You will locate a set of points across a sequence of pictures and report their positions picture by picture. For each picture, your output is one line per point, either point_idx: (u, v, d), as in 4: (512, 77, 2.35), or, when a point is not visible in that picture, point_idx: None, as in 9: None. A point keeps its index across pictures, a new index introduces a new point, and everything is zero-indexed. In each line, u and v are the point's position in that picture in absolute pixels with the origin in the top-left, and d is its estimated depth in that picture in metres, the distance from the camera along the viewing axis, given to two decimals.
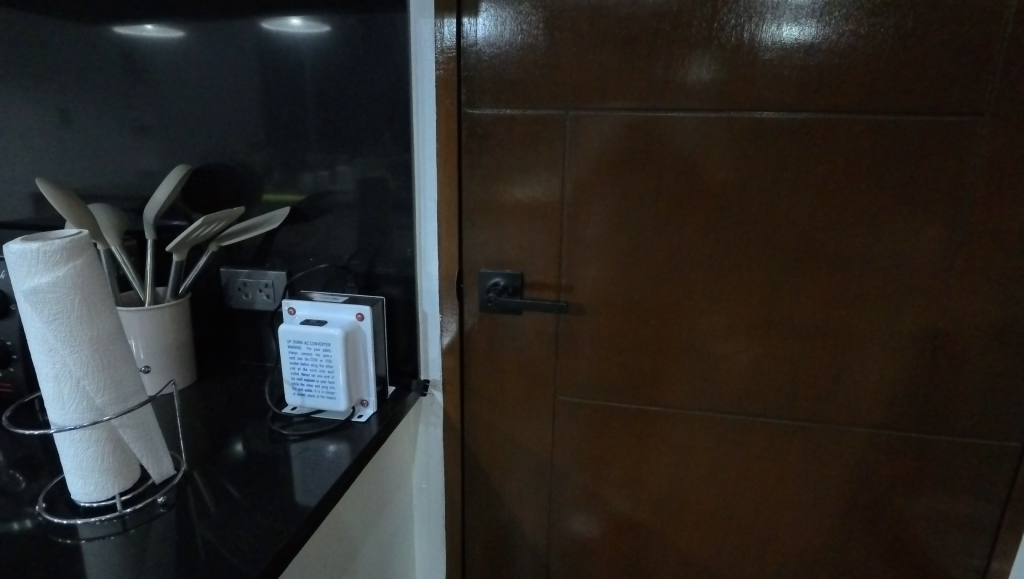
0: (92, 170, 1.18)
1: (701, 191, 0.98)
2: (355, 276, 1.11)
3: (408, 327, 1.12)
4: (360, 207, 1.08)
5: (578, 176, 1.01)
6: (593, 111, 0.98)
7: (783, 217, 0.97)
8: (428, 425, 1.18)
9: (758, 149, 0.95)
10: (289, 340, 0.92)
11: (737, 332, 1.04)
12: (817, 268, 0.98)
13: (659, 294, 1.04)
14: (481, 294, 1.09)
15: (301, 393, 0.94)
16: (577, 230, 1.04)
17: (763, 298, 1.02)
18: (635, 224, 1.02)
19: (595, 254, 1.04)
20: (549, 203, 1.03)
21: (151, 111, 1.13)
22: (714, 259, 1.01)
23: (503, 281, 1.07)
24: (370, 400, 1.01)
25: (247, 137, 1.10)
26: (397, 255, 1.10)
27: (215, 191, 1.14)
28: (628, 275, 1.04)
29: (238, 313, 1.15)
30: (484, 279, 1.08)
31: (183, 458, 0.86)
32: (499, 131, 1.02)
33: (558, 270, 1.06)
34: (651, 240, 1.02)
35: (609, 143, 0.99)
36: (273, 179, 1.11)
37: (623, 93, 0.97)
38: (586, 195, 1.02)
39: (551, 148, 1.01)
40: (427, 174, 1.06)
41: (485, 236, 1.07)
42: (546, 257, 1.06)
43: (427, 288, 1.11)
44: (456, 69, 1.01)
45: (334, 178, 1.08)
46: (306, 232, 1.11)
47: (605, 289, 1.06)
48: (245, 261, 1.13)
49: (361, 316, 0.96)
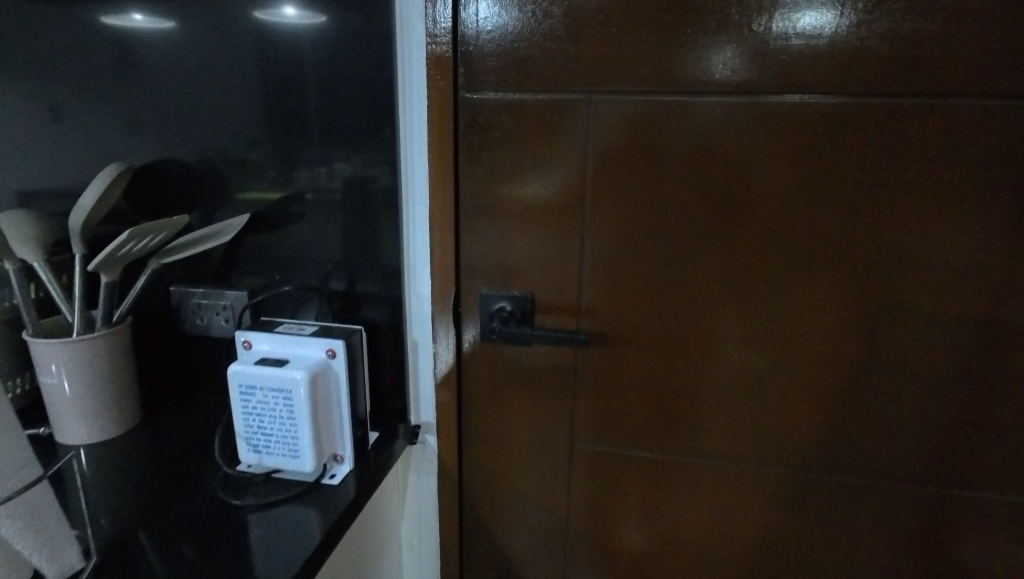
0: (25, 168, 0.99)
1: (741, 195, 0.78)
2: (331, 297, 0.92)
3: (395, 358, 0.92)
4: (337, 213, 0.89)
5: (594, 179, 0.82)
6: (621, 97, 0.79)
7: (846, 229, 0.77)
8: (420, 473, 0.99)
9: (816, 143, 0.75)
10: (240, 385, 0.73)
11: (796, 370, 0.84)
12: (887, 293, 0.78)
13: (697, 324, 0.85)
14: (482, 322, 0.90)
15: (257, 449, 0.75)
16: (597, 246, 0.84)
17: (823, 330, 0.81)
18: (666, 239, 0.82)
19: (615, 276, 0.85)
20: (564, 211, 0.84)
21: (93, 98, 0.94)
22: (763, 282, 0.81)
23: (509, 306, 0.88)
24: (345, 455, 0.81)
25: (204, 129, 0.92)
26: (381, 271, 0.90)
27: (168, 193, 0.96)
28: (656, 301, 0.85)
29: (193, 340, 0.96)
30: (486, 303, 0.89)
31: (94, 544, 0.65)
32: (503, 121, 0.82)
33: (575, 292, 0.87)
34: (686, 258, 0.82)
35: (635, 136, 0.79)
36: (235, 178, 0.92)
37: (661, 73, 0.77)
38: (605, 203, 0.82)
39: (567, 142, 0.81)
40: (417, 174, 0.87)
41: (487, 250, 0.88)
42: (560, 277, 0.86)
43: (416, 312, 0.91)
44: (451, 51, 0.82)
45: (305, 178, 0.89)
46: (273, 244, 0.92)
47: (630, 317, 0.86)
48: (201, 277, 0.94)
49: (331, 353, 0.76)
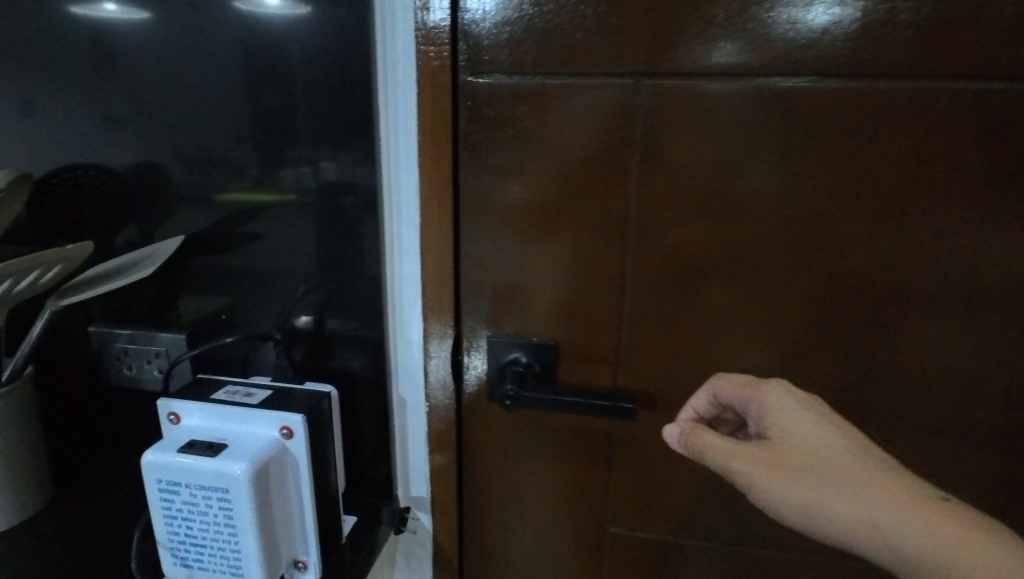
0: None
1: (805, 209, 0.58)
2: (294, 342, 0.71)
3: (376, 420, 0.71)
4: (299, 235, 0.68)
5: (638, 194, 0.60)
6: (684, 83, 0.57)
7: (947, 259, 0.57)
8: (410, 559, 0.78)
9: (912, 141, 0.55)
10: (159, 480, 0.53)
11: (912, 448, 0.62)
12: (999, 344, 0.58)
13: (776, 387, 0.63)
14: (490, 380, 0.68)
15: (186, 563, 0.56)
16: (641, 284, 0.63)
17: (907, 389, 0.61)
18: (736, 274, 0.61)
19: (665, 322, 0.63)
20: (599, 238, 0.62)
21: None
22: (826, 322, 0.60)
23: (526, 359, 0.66)
24: (309, 561, 0.61)
25: (126, 125, 0.70)
26: (359, 310, 0.69)
27: (87, 207, 0.75)
28: (721, 357, 0.63)
29: (121, 395, 0.75)
30: (495, 355, 0.67)
31: None
32: (518, 115, 0.60)
33: (613, 343, 0.65)
34: (763, 300, 0.61)
35: (695, 136, 0.58)
36: (170, 188, 0.71)
37: (744, 48, 0.55)
38: (651, 227, 0.61)
39: (604, 145, 0.60)
40: (406, 186, 0.66)
41: (496, 285, 0.66)
42: (592, 326, 0.65)
43: (405, 363, 0.71)
44: (449, 30, 0.59)
45: (258, 189, 0.68)
46: (220, 274, 0.71)
47: (685, 377, 0.65)
48: (129, 316, 0.73)
49: (286, 432, 0.56)
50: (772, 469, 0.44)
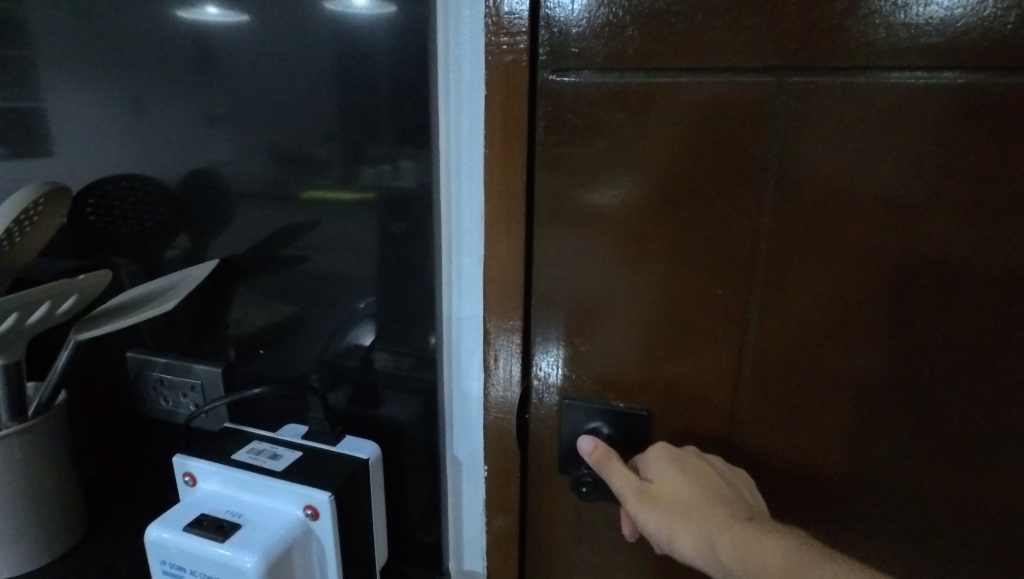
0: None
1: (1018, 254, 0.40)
2: (339, 383, 0.62)
3: (426, 481, 0.61)
4: (347, 263, 0.59)
5: (779, 233, 0.44)
6: (851, 80, 0.41)
7: None
8: None
9: None
10: (163, 560, 0.44)
11: None
12: None
13: (962, 504, 0.45)
14: (564, 453, 0.54)
15: None
16: (771, 353, 0.46)
17: None
18: (918, 349, 0.43)
19: (801, 403, 0.47)
20: (716, 288, 0.46)
21: (32, 88, 0.68)
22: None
23: (610, 431, 0.52)
24: None
25: (170, 133, 0.63)
26: (410, 353, 0.58)
27: (131, 222, 0.69)
28: (882, 458, 0.46)
29: (156, 426, 0.69)
30: (570, 422, 0.53)
31: None
32: (614, 124, 0.46)
33: (724, 423, 0.49)
34: (955, 384, 0.43)
35: (873, 155, 0.41)
36: (214, 204, 0.64)
37: (955, 27, 0.38)
38: (793, 276, 0.45)
39: (732, 165, 0.44)
40: (469, 209, 0.54)
41: (573, 340, 0.51)
42: (698, 400, 0.49)
43: (461, 418, 0.59)
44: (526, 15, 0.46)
45: (306, 210, 0.59)
46: (261, 301, 0.63)
47: (824, 480, 0.48)
48: (169, 342, 0.67)
49: (311, 512, 0.46)
50: (648, 506, 0.44)
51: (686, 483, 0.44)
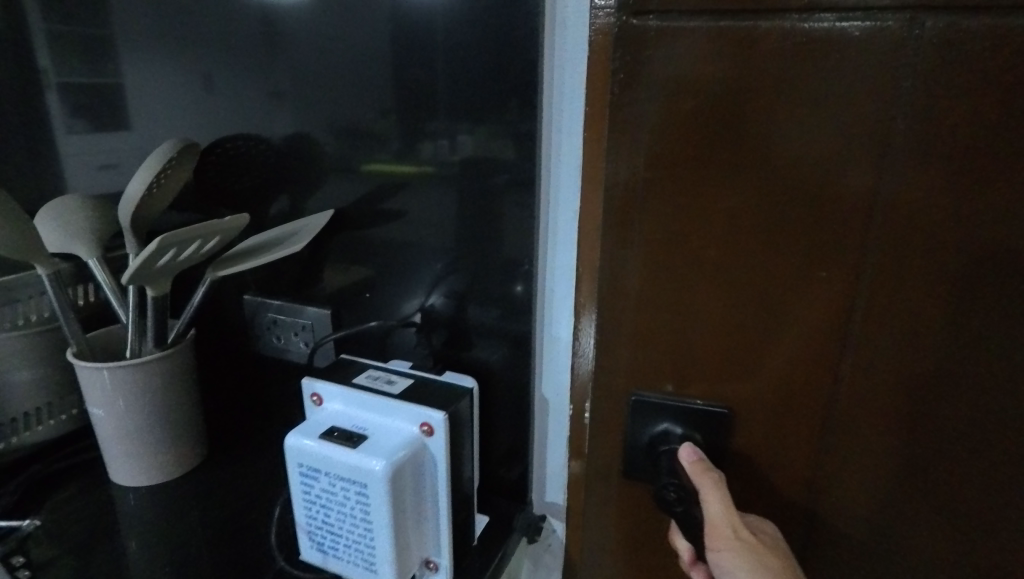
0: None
1: None
2: (435, 327, 0.67)
3: (515, 418, 0.65)
4: (440, 215, 0.63)
5: (843, 215, 0.43)
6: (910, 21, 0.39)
7: None
8: (540, 569, 0.71)
9: None
10: (300, 464, 0.51)
11: None
12: None
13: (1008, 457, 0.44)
14: (632, 447, 0.54)
15: (322, 549, 0.54)
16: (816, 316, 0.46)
17: None
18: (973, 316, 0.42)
19: (894, 408, 0.46)
20: (785, 276, 0.45)
21: (151, 58, 0.75)
22: None
23: (682, 431, 0.51)
24: (440, 565, 0.56)
25: (280, 95, 0.69)
26: (502, 298, 0.63)
27: (245, 177, 0.75)
28: (927, 420, 0.45)
29: (268, 362, 0.76)
30: (641, 423, 0.53)
31: None
32: (700, 109, 0.43)
33: (773, 398, 0.49)
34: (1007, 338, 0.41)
35: (988, 140, 0.39)
36: (315, 161, 0.69)
37: None
38: (854, 260, 0.44)
39: (829, 158, 0.42)
40: (566, 165, 0.58)
41: (649, 333, 0.50)
42: (782, 399, 0.48)
43: (552, 359, 0.64)
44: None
45: (403, 165, 0.64)
46: (362, 249, 0.69)
47: (867, 440, 0.47)
48: (278, 287, 0.74)
49: (426, 429, 0.51)
50: (730, 543, 0.45)
51: (776, 553, 0.45)
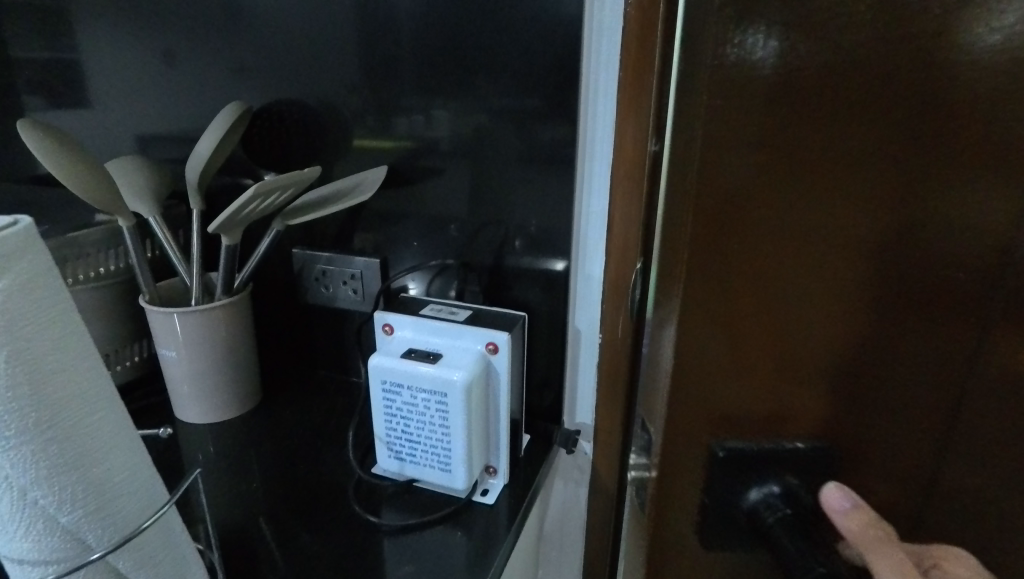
0: (118, 110, 0.86)
1: None
2: (477, 271, 0.75)
3: (551, 349, 0.75)
4: (485, 170, 0.71)
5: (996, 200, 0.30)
6: None
7: None
8: (568, 482, 0.82)
9: None
10: (383, 382, 0.59)
11: None
12: None
13: None
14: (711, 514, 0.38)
15: (399, 457, 0.63)
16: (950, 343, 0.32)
17: None
18: None
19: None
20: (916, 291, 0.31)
21: (190, 28, 0.78)
22: None
23: (784, 486, 0.36)
24: (499, 468, 0.67)
25: (325, 62, 0.74)
26: (540, 244, 0.72)
27: (286, 140, 0.80)
28: None
29: (318, 310, 0.84)
30: (726, 484, 0.37)
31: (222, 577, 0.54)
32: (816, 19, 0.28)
33: (886, 452, 0.35)
34: None
35: None
36: (358, 124, 0.76)
37: None
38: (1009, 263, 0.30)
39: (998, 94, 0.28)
40: (602, 122, 0.66)
41: (717, 373, 0.35)
42: (903, 430, 0.34)
43: (585, 295, 0.73)
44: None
45: (449, 126, 0.71)
46: (408, 204, 0.76)
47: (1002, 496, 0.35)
48: (326, 241, 0.81)
49: (491, 347, 0.60)
50: None
51: None
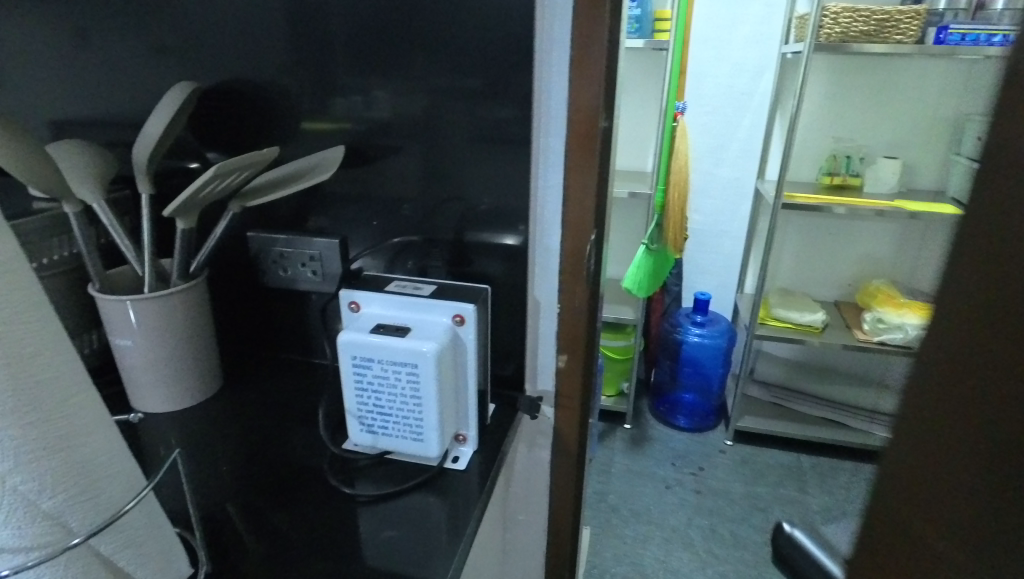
0: (51, 94, 0.82)
1: None
2: (438, 248, 0.77)
3: (513, 321, 0.78)
4: (442, 148, 0.73)
5: None
6: None
7: None
8: (532, 446, 0.86)
9: None
10: (354, 357, 0.61)
11: None
12: None
13: None
14: None
15: (372, 430, 0.65)
16: None
17: None
18: None
19: None
20: None
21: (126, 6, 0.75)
22: None
23: None
24: (469, 436, 0.69)
25: (272, 41, 0.73)
26: (499, 219, 0.74)
27: (235, 121, 0.79)
28: None
29: (278, 291, 0.84)
30: None
31: (202, 555, 0.55)
32: None
33: None
34: None
35: None
36: (311, 103, 0.75)
37: None
38: None
39: None
40: (554, 100, 0.68)
41: None
42: None
43: (542, 267, 0.76)
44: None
45: (404, 104, 0.72)
46: (365, 184, 0.77)
47: None
48: (283, 222, 0.81)
49: (459, 319, 0.63)
50: None
51: None
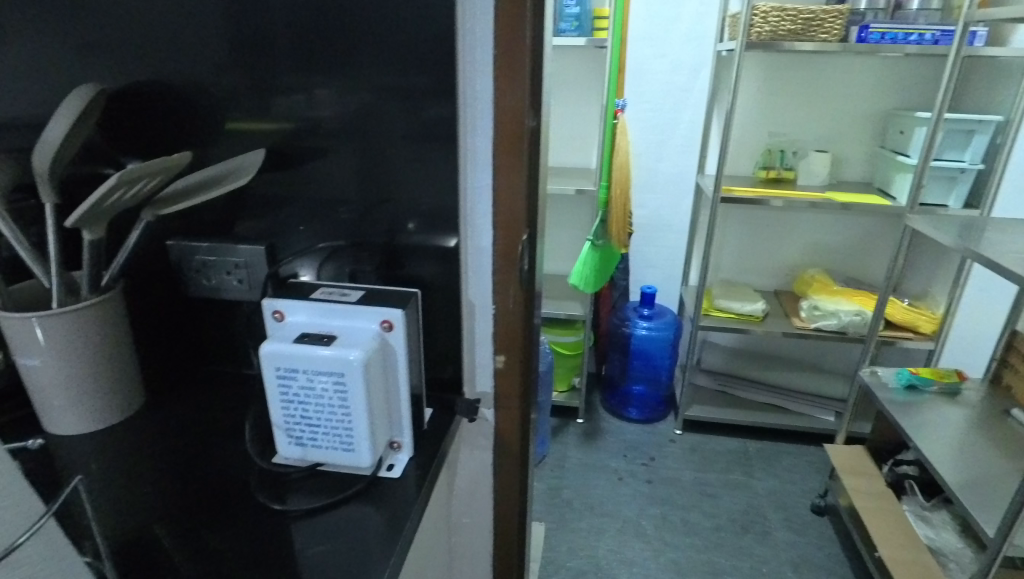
0: None
1: None
2: (369, 251, 0.76)
3: (448, 323, 0.77)
4: (371, 150, 0.71)
5: None
6: None
7: None
8: (474, 449, 0.86)
9: None
10: (278, 368, 0.59)
11: None
12: None
13: None
14: None
15: (301, 443, 0.63)
16: None
17: None
18: None
19: None
20: None
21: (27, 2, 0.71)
22: None
23: None
24: (403, 443, 0.68)
25: (188, 40, 0.70)
26: (430, 221, 0.73)
27: (151, 123, 0.75)
28: None
29: (203, 301, 0.81)
30: None
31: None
32: None
33: None
34: None
35: None
36: (231, 105, 0.72)
37: None
38: None
39: None
40: (480, 100, 0.68)
41: None
42: None
43: (476, 269, 0.75)
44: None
45: (329, 105, 0.70)
46: (291, 187, 0.75)
47: None
48: (208, 228, 0.78)
49: (387, 325, 0.61)
50: None
51: None
